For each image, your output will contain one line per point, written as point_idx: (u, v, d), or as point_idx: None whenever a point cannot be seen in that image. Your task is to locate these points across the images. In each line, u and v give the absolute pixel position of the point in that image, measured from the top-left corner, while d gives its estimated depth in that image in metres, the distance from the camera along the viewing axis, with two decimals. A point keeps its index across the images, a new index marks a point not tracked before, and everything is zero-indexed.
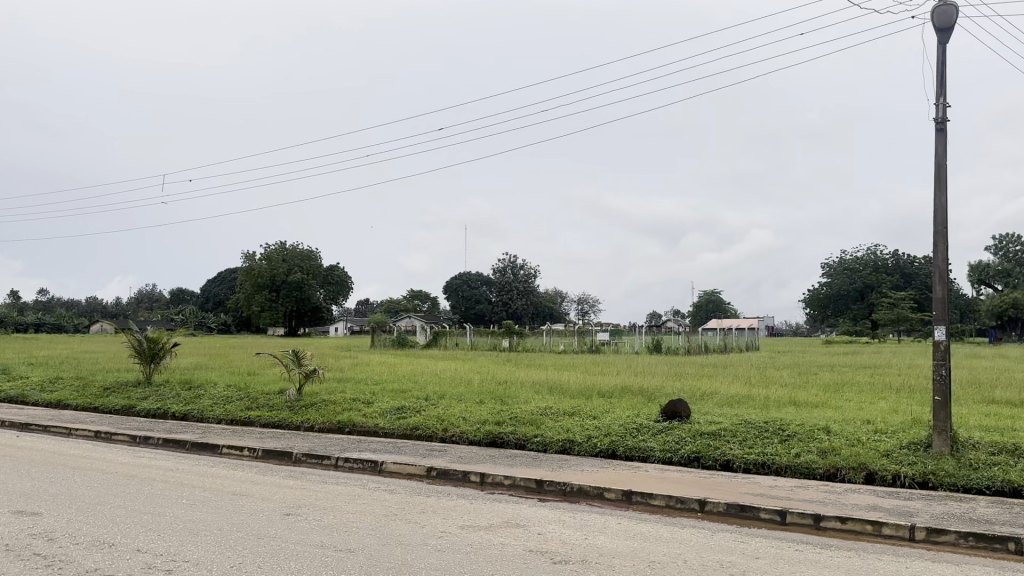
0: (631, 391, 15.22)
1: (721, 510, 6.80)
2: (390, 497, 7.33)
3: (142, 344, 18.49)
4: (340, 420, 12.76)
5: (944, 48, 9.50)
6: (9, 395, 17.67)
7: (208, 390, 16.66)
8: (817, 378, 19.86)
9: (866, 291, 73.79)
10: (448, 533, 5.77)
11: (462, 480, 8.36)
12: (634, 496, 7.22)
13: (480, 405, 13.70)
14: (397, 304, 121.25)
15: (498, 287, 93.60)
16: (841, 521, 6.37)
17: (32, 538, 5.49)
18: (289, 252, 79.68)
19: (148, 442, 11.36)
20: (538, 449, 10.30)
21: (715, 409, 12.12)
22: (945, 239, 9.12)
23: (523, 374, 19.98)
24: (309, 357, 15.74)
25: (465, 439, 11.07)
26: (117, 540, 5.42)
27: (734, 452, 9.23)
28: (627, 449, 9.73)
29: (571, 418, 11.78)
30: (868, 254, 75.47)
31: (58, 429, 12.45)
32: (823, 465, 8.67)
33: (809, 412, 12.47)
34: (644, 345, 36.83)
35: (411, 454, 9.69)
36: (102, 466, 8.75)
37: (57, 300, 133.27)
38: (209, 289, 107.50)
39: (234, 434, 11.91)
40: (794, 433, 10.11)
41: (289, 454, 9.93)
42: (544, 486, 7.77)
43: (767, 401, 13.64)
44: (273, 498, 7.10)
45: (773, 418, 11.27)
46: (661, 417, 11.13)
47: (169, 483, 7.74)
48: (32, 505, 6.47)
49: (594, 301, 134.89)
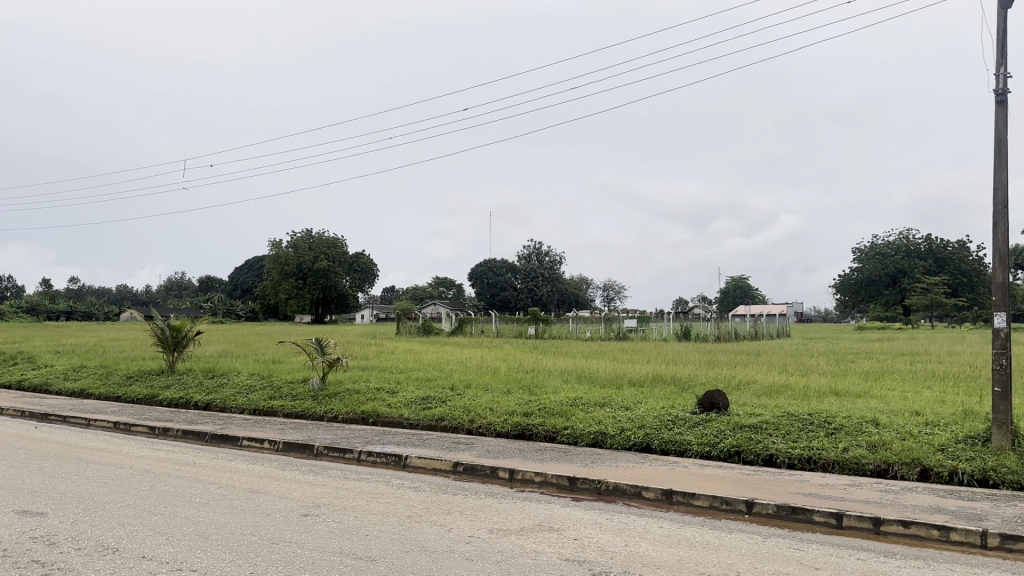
0: (664, 380, 14.69)
1: (771, 512, 6.30)
2: (414, 496, 6.90)
3: (165, 333, 18.23)
4: (364, 410, 12.40)
5: (1006, 13, 8.83)
6: (31, 384, 17.53)
7: (230, 378, 16.40)
8: (855, 365, 19.35)
9: (898, 275, 72.34)
10: (475, 540, 5.32)
11: (491, 476, 7.92)
12: (674, 496, 6.73)
13: (508, 396, 13.25)
14: (422, 290, 121.29)
15: (524, 273, 93.58)
16: (904, 525, 5.86)
17: (32, 542, 5.12)
18: (316, 239, 79.84)
19: (166, 434, 11.08)
20: (569, 442, 9.88)
21: (753, 400, 11.59)
22: (1006, 219, 8.49)
23: (550, 362, 19.61)
24: (333, 345, 15.35)
25: (492, 431, 10.65)
26: (122, 545, 5.04)
27: (777, 446, 8.72)
28: (662, 442, 9.26)
29: (603, 409, 11.31)
30: (900, 239, 73.93)
31: (77, 420, 12.20)
32: (874, 461, 8.15)
33: (852, 403, 11.89)
34: (672, 332, 36.20)
35: (436, 447, 9.29)
36: (115, 460, 8.43)
37: (88, 288, 134.62)
38: (237, 276, 108.48)
39: (255, 425, 11.60)
40: (841, 426, 9.54)
41: (310, 447, 9.58)
42: (577, 483, 7.29)
43: (807, 391, 13.05)
44: (292, 497, 6.71)
45: (818, 409, 10.72)
46: (698, 409, 10.58)
47: (184, 479, 7.40)
48: (37, 504, 6.12)
49: (619, 287, 134.07)
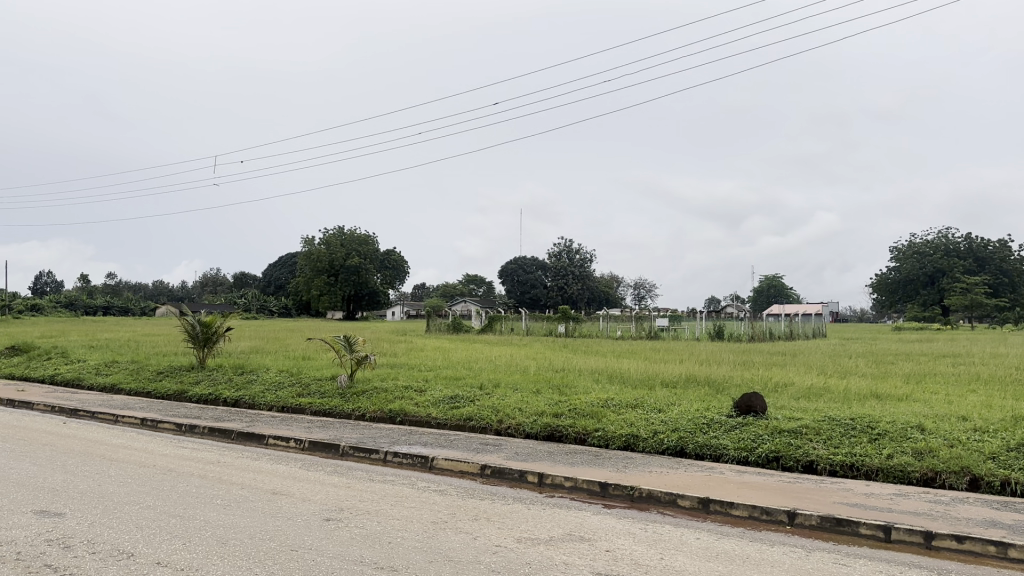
0: (698, 381, 14.32)
1: (814, 524, 5.99)
2: (440, 500, 6.67)
3: (196, 329, 18.20)
4: (391, 409, 12.23)
5: None
6: (64, 378, 17.66)
7: (260, 375, 16.33)
8: (896, 367, 18.82)
9: (936, 275, 70.77)
10: (502, 549, 5.08)
11: (519, 480, 7.68)
12: (711, 504, 6.43)
13: (537, 395, 13.02)
14: (452, 287, 121.38)
15: (554, 271, 93.21)
16: (957, 540, 5.51)
17: (46, 545, 4.97)
18: (348, 236, 80.18)
19: (193, 431, 10.98)
20: (599, 444, 9.61)
21: (792, 403, 11.22)
22: None
23: (580, 361, 19.33)
24: (362, 343, 15.19)
25: (521, 432, 10.41)
26: (137, 550, 4.87)
27: (818, 452, 8.39)
28: (697, 446, 8.96)
29: (635, 411, 11.00)
30: (939, 238, 72.34)
31: (106, 416, 12.17)
32: (920, 468, 7.78)
33: (895, 407, 11.48)
34: (704, 331, 35.73)
35: (463, 449, 9.07)
36: (139, 458, 8.32)
37: (125, 283, 136.70)
38: (270, 273, 109.47)
39: (282, 423, 11.47)
40: (885, 431, 9.15)
41: (335, 447, 9.41)
42: (609, 490, 7.03)
43: (847, 394, 12.61)
44: (316, 500, 6.53)
45: (859, 413, 10.31)
46: (734, 412, 10.24)
47: (208, 479, 7.25)
48: (56, 504, 6.00)
49: (650, 285, 133.15)
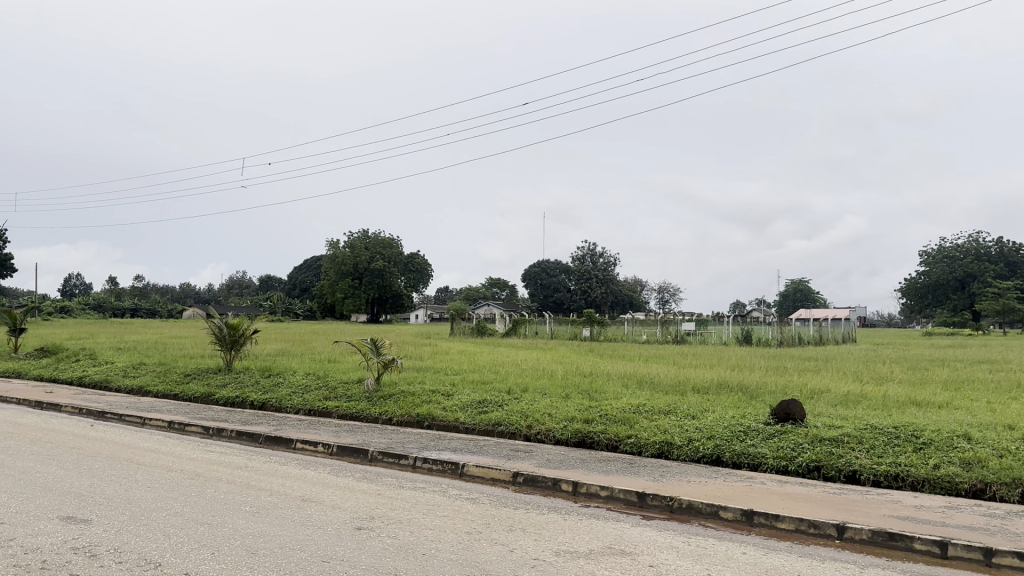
0: (730, 387, 14.01)
1: (864, 538, 5.74)
2: (474, 509, 6.48)
3: (223, 331, 18.15)
4: (419, 413, 12.08)
5: None
6: (93, 380, 17.73)
7: (287, 378, 16.24)
8: (932, 373, 18.35)
9: (967, 279, 69.51)
10: (541, 563, 4.87)
11: (552, 489, 7.47)
12: (755, 517, 6.19)
13: (567, 400, 12.79)
14: (475, 291, 121.45)
15: (578, 275, 92.67)
16: (1019, 558, 5.21)
17: (72, 553, 4.84)
18: (372, 240, 80.34)
19: (220, 434, 10.90)
20: (632, 451, 9.39)
21: (830, 410, 10.92)
22: None
23: (607, 366, 19.06)
24: (388, 346, 15.02)
25: (551, 438, 10.22)
26: (165, 560, 4.73)
27: (860, 461, 8.11)
28: (734, 455, 8.70)
29: (668, 417, 10.75)
30: (970, 242, 71.07)
31: (133, 418, 12.13)
32: (969, 479, 7.47)
33: (937, 415, 11.11)
34: (732, 336, 35.30)
35: (494, 455, 8.87)
36: (167, 462, 8.23)
37: (153, 286, 138.30)
38: (294, 276, 110.10)
39: (310, 427, 11.37)
40: (930, 440, 8.83)
41: (364, 452, 9.27)
42: (647, 500, 6.80)
43: (886, 401, 12.25)
44: (346, 507, 6.36)
45: (901, 421, 9.96)
46: (772, 418, 9.96)
47: (235, 485, 7.12)
48: (83, 510, 5.89)
49: (675, 289, 132.57)
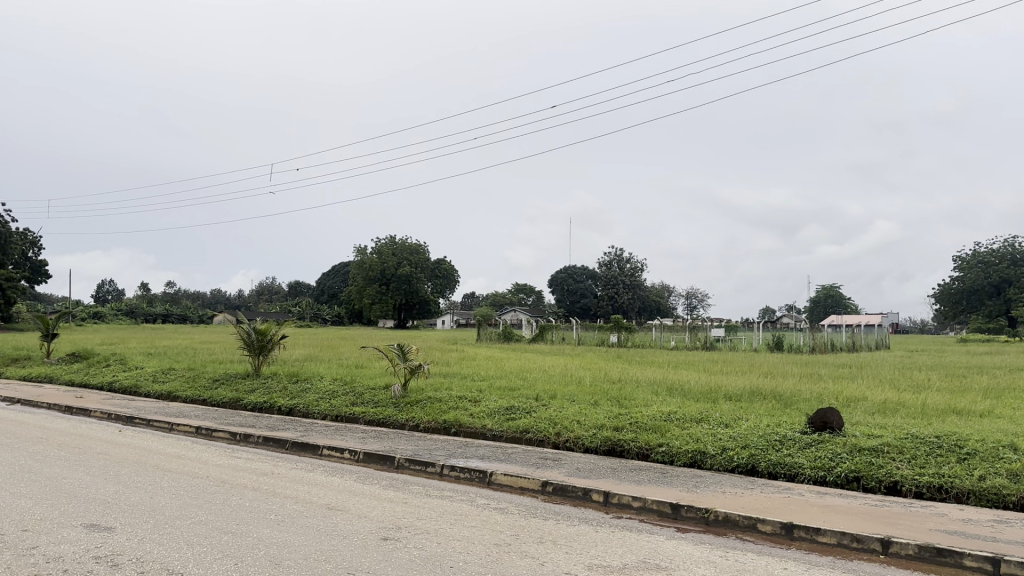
0: (762, 394, 13.72)
1: (911, 553, 5.48)
2: (502, 519, 6.31)
3: (251, 337, 18.17)
4: (446, 419, 11.94)
5: None
6: (123, 385, 17.83)
7: (314, 383, 16.19)
8: (971, 380, 17.90)
9: (1003, 285, 68.18)
10: None
11: (583, 499, 7.28)
12: (796, 530, 5.96)
13: (596, 407, 12.59)
14: (502, 297, 121.54)
15: (605, 280, 92.30)
16: None
17: (94, 562, 4.75)
18: (400, 245, 80.69)
19: (247, 440, 10.84)
20: (663, 460, 9.18)
21: (868, 419, 10.59)
22: None
23: (636, 372, 18.81)
24: (415, 351, 14.90)
25: (581, 446, 10.03)
26: (187, 570, 4.62)
27: (902, 472, 7.83)
28: (770, 465, 8.46)
29: (700, 425, 10.51)
30: (1005, 247, 69.69)
31: (161, 423, 12.13)
32: (1017, 491, 7.14)
33: (979, 424, 10.73)
34: (762, 342, 34.78)
35: (523, 463, 8.70)
36: (193, 469, 8.17)
37: (184, 292, 140.07)
38: (323, 282, 110.86)
39: (337, 433, 11.28)
40: (975, 450, 8.51)
41: (391, 459, 9.14)
42: (681, 511, 6.58)
43: (924, 409, 11.90)
44: (371, 516, 6.23)
45: (943, 431, 9.62)
46: (809, 427, 9.69)
47: (261, 492, 7.02)
48: (108, 517, 5.81)
49: (703, 294, 131.59)
